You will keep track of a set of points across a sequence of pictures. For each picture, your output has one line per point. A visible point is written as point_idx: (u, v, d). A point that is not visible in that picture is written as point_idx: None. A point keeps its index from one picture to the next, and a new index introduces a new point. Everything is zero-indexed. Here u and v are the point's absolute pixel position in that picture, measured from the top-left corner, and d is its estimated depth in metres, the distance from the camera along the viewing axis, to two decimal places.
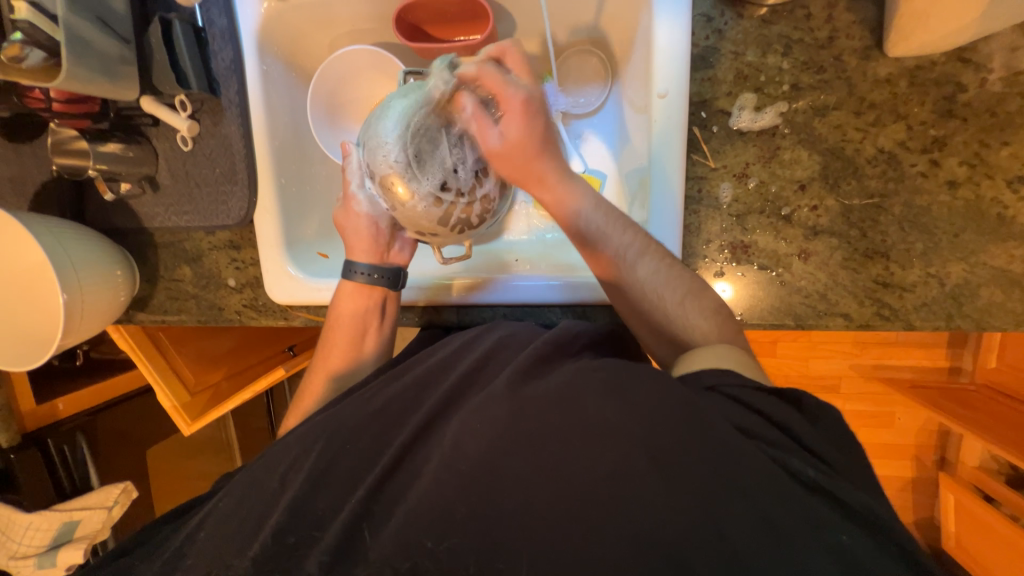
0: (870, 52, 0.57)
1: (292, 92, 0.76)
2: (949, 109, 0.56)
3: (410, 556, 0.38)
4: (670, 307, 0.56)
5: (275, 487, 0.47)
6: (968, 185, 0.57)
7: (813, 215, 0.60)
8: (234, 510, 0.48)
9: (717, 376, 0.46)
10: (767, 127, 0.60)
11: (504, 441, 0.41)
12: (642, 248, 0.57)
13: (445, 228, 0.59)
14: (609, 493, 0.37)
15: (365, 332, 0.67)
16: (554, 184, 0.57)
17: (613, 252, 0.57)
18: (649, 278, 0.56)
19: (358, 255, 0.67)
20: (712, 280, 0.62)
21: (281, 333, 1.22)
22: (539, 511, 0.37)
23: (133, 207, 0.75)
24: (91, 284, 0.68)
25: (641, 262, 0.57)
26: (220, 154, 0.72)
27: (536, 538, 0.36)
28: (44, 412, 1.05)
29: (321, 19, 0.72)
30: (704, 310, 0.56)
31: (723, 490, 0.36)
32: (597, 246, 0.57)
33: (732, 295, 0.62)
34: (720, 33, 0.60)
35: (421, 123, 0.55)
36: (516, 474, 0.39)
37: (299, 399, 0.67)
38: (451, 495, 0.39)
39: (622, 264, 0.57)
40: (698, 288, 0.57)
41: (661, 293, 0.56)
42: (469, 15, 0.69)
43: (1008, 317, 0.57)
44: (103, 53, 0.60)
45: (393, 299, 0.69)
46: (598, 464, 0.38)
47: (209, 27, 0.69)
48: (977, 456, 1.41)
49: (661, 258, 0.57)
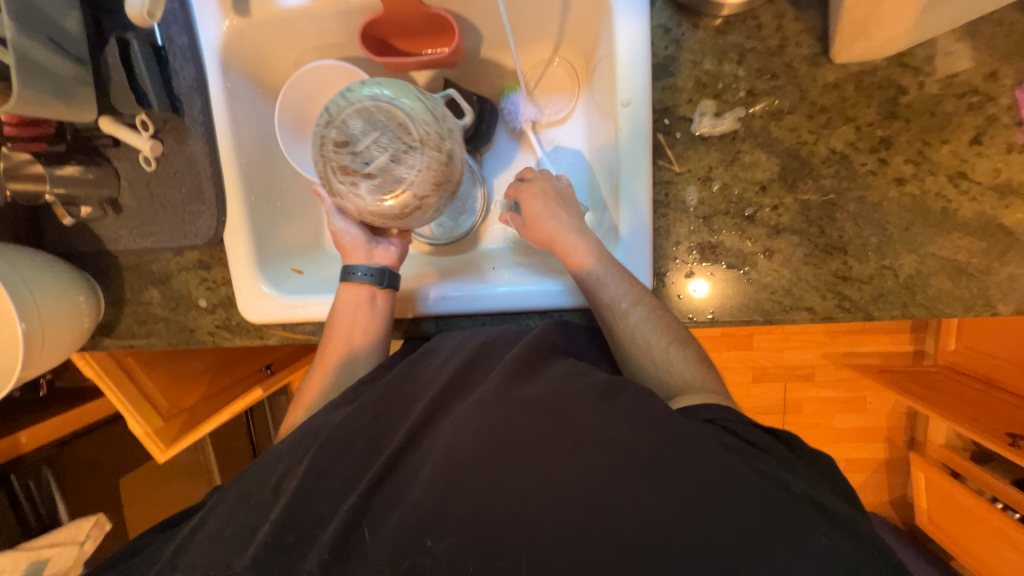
0: (819, 58, 0.60)
1: (258, 108, 0.75)
2: (893, 111, 0.60)
3: (408, 554, 0.38)
4: (645, 351, 0.57)
5: (256, 506, 0.46)
6: (914, 181, 0.60)
7: (775, 214, 0.62)
8: (220, 525, 0.46)
9: (712, 410, 0.48)
10: (727, 132, 0.62)
11: (490, 441, 0.42)
12: (635, 298, 0.59)
13: (392, 205, 0.56)
14: (595, 480, 0.39)
15: (355, 328, 0.66)
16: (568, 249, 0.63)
17: (608, 299, 0.59)
18: (640, 324, 0.58)
19: (354, 262, 0.69)
20: (684, 280, 0.64)
21: (257, 352, 1.19)
22: (531, 503, 0.39)
23: (94, 229, 0.72)
24: (53, 313, 0.66)
25: (630, 312, 0.59)
26: (185, 173, 0.70)
27: (529, 531, 0.38)
28: (7, 447, 0.98)
29: (286, 36, 0.71)
30: (677, 358, 0.56)
31: (692, 468, 0.39)
32: (591, 291, 0.61)
33: (705, 292, 0.64)
34: (678, 43, 0.62)
35: (341, 126, 0.55)
36: (506, 477, 0.40)
37: (299, 395, 0.67)
38: (450, 501, 0.40)
39: (612, 311, 0.59)
40: (683, 337, 0.58)
41: (653, 337, 0.57)
42: (435, 28, 0.69)
43: (958, 304, 0.61)
44: (56, 74, 0.58)
45: (384, 296, 0.68)
46: (581, 457, 0.40)
47: (169, 44, 0.68)
48: (943, 435, 1.48)
49: (653, 308, 0.59)
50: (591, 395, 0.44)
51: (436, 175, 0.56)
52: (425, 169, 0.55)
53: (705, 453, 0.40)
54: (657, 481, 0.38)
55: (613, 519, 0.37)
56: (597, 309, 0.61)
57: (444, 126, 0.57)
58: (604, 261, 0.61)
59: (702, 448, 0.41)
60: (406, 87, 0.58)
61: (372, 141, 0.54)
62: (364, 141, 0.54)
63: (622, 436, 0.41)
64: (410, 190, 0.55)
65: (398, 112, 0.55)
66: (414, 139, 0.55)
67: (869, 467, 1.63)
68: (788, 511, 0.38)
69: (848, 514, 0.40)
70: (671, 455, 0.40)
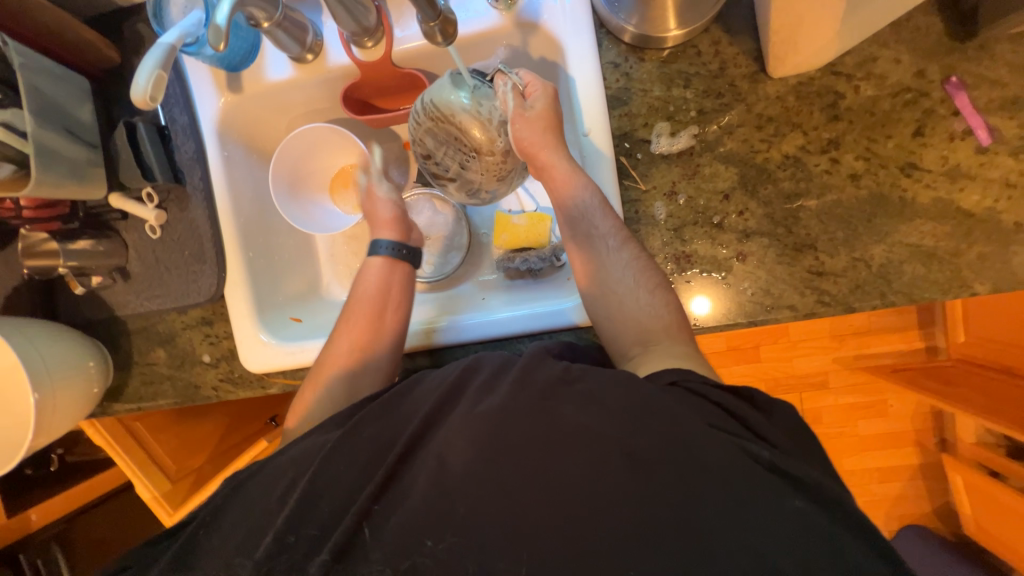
0: (757, 75, 0.65)
1: (253, 172, 0.81)
2: (834, 114, 0.64)
3: (409, 555, 0.40)
4: (627, 292, 0.62)
5: (249, 538, 0.46)
6: (868, 175, 0.63)
7: (741, 219, 0.65)
8: (217, 545, 0.47)
9: (675, 373, 0.50)
10: (684, 149, 0.66)
11: (483, 445, 0.42)
12: (619, 239, 0.63)
13: (471, 194, 0.74)
14: (583, 474, 0.40)
15: (383, 309, 0.70)
16: (563, 179, 0.66)
17: (593, 231, 0.64)
18: (619, 262, 0.63)
19: (378, 234, 0.76)
20: (689, 304, 0.66)
21: (267, 404, 1.20)
22: (523, 518, 0.39)
23: (105, 297, 0.77)
24: (64, 380, 0.69)
25: (616, 249, 0.63)
26: (188, 237, 0.75)
27: (523, 528, 0.39)
28: (18, 525, 1.02)
29: (276, 106, 0.79)
30: (657, 302, 0.61)
31: (676, 455, 0.40)
32: (576, 221, 0.66)
33: (710, 308, 0.66)
34: (628, 75, 0.68)
35: (419, 141, 0.71)
36: (499, 483, 0.41)
37: (305, 389, 0.67)
38: (449, 502, 0.41)
39: (594, 242, 0.64)
40: (661, 284, 0.62)
41: (631, 275, 0.62)
42: (409, 87, 0.74)
43: (934, 288, 0.62)
44: (72, 159, 0.65)
45: (405, 281, 0.73)
46: (571, 451, 0.41)
47: (171, 124, 0.75)
48: (973, 432, 1.42)
49: (635, 254, 0.63)
50: (575, 402, 0.45)
51: (502, 165, 0.70)
52: (493, 164, 0.70)
53: (688, 450, 0.41)
54: (642, 472, 0.40)
55: (605, 511, 0.39)
56: (583, 238, 0.65)
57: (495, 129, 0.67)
58: (596, 196, 0.64)
59: (689, 435, 0.42)
60: (455, 88, 0.65)
61: (444, 156, 0.71)
62: (439, 157, 0.71)
63: (607, 432, 0.42)
64: (480, 187, 0.72)
65: (455, 129, 0.67)
66: (473, 150, 0.68)
67: (903, 475, 1.55)
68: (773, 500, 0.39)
69: (837, 501, 0.40)
70: (656, 446, 0.41)
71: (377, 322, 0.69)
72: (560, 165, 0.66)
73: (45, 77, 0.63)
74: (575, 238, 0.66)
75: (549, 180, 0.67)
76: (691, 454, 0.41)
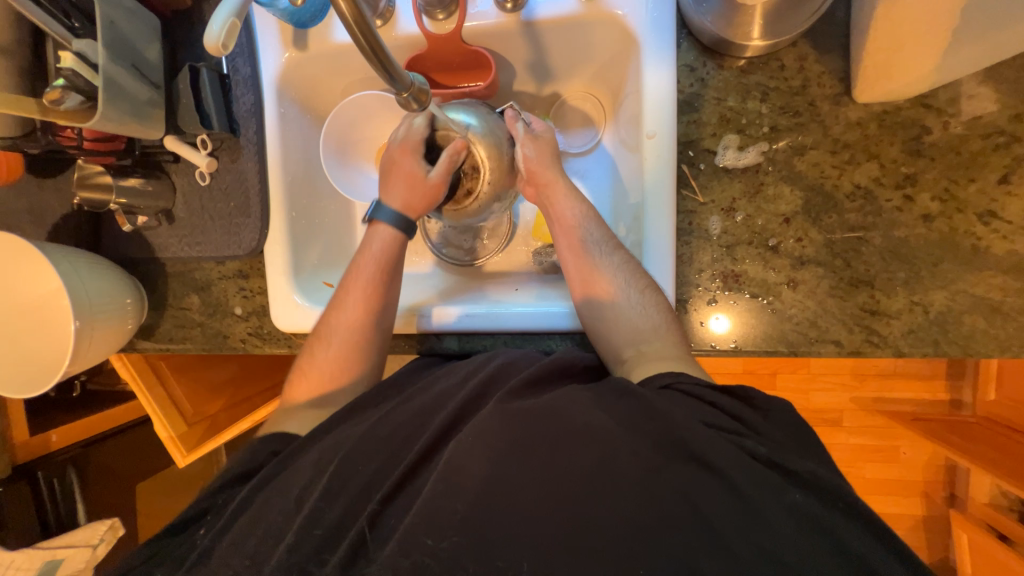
0: (841, 98, 0.62)
1: (307, 132, 0.81)
2: (917, 149, 0.61)
3: (409, 554, 0.40)
4: (617, 293, 0.62)
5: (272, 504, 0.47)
6: (942, 217, 0.60)
7: (799, 245, 0.63)
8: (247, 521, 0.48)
9: (669, 377, 0.51)
10: (750, 165, 0.64)
11: (499, 452, 0.43)
12: (610, 247, 0.65)
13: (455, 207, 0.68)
14: (590, 479, 0.41)
15: (386, 300, 0.68)
16: (558, 199, 0.68)
17: (586, 242, 0.65)
18: (607, 270, 0.63)
19: (388, 197, 0.68)
20: (709, 322, 0.65)
21: (278, 364, 1.23)
22: (540, 525, 0.40)
23: (147, 237, 0.78)
24: (103, 313, 0.70)
25: (608, 253, 0.65)
26: (235, 188, 0.76)
27: (524, 535, 0.39)
28: (38, 443, 1.05)
29: (334, 67, 0.77)
30: (648, 302, 0.61)
31: (704, 481, 0.41)
32: (570, 231, 0.67)
33: (726, 326, 0.64)
34: (703, 81, 0.66)
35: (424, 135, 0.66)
36: (511, 482, 0.41)
37: (307, 374, 0.65)
38: (450, 502, 0.41)
39: (590, 251, 0.65)
40: (652, 287, 0.62)
41: (624, 286, 0.62)
42: (472, 64, 0.73)
43: (993, 343, 0.59)
44: (135, 96, 0.64)
45: (398, 258, 0.69)
46: (583, 456, 0.42)
47: (233, 73, 0.75)
48: (986, 493, 1.39)
49: (622, 263, 0.64)
50: (605, 411, 0.45)
51: (495, 184, 0.66)
52: (487, 185, 0.66)
53: (718, 483, 0.40)
54: (664, 489, 0.40)
55: (607, 519, 0.39)
56: (578, 247, 0.66)
57: (506, 147, 0.67)
58: (586, 209, 0.67)
59: (722, 463, 0.41)
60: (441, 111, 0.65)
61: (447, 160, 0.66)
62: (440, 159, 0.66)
63: (634, 446, 0.42)
64: (471, 200, 0.67)
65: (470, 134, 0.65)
66: (478, 160, 0.65)
67: (906, 524, 1.52)
68: (797, 549, 0.38)
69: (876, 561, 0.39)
70: (680, 462, 0.41)
71: (375, 297, 0.67)
72: (552, 183, 0.68)
73: (120, 13, 0.63)
74: (567, 251, 0.66)
75: (544, 201, 0.69)
76: (714, 490, 0.40)
